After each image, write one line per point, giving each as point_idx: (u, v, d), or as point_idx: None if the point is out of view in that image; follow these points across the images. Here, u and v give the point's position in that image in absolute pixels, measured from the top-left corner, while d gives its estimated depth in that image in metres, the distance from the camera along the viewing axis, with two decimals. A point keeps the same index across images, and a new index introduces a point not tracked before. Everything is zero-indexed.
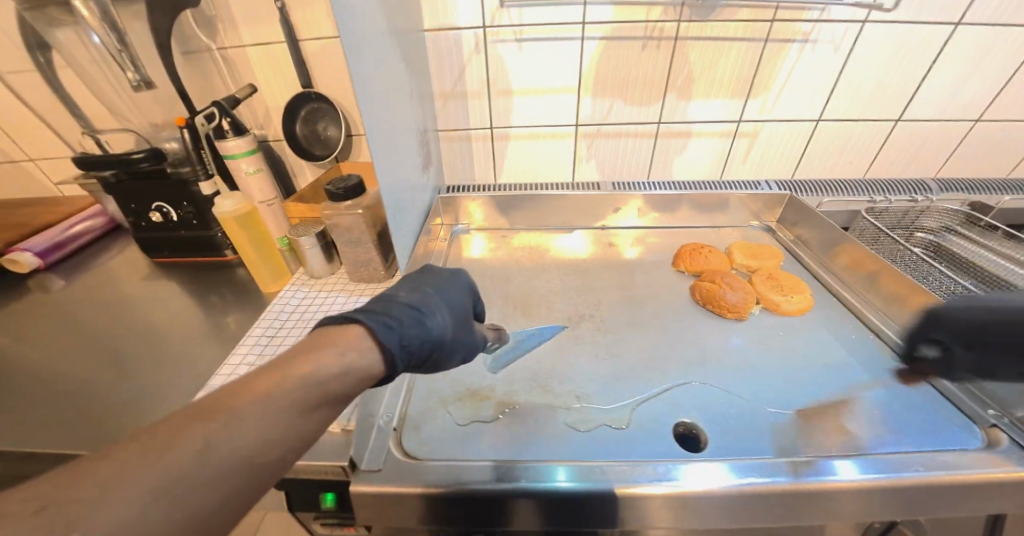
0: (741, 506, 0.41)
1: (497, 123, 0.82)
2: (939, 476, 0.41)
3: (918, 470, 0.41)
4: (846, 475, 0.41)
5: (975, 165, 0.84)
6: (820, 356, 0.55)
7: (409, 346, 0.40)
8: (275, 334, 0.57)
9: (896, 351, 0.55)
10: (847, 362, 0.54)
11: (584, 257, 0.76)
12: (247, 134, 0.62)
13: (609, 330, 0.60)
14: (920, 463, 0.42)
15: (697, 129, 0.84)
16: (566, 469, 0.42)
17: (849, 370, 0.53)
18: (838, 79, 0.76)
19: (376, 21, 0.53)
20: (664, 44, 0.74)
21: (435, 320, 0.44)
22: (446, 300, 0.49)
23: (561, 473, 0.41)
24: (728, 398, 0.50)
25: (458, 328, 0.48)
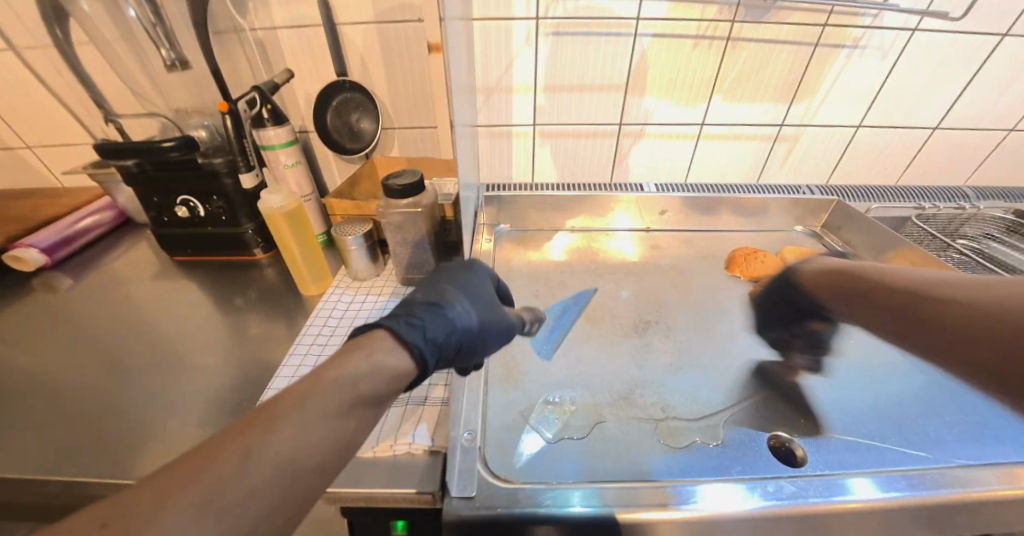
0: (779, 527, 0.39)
1: (540, 119, 0.79)
2: (1006, 490, 0.40)
3: (951, 486, 0.40)
4: (862, 494, 0.39)
5: (1003, 173, 0.86)
6: (897, 364, 0.54)
7: (436, 339, 0.37)
8: (327, 343, 0.52)
9: None
10: (924, 370, 0.53)
11: (634, 259, 0.73)
12: (287, 124, 0.58)
13: (677, 336, 0.58)
14: (947, 479, 0.41)
15: (739, 131, 0.83)
16: (582, 493, 0.38)
17: (929, 378, 0.52)
18: (884, 86, 0.76)
19: None
20: (716, 44, 0.73)
21: (457, 310, 0.41)
22: (467, 289, 0.45)
23: (668, 496, 0.38)
24: (818, 409, 0.48)
25: (486, 313, 0.44)
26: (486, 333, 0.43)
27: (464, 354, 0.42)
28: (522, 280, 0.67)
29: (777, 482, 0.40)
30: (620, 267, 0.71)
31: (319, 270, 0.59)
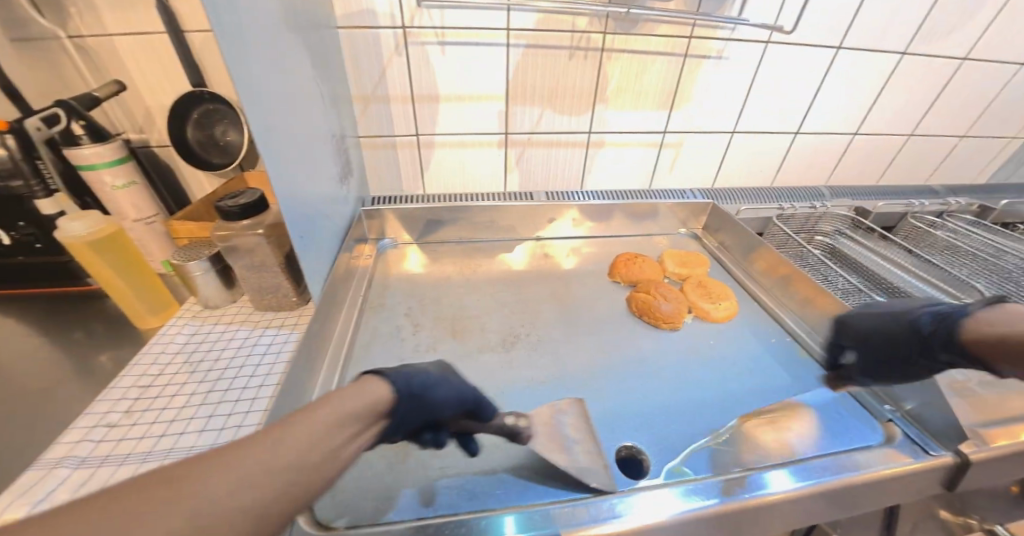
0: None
1: (423, 130, 0.79)
2: (884, 470, 0.42)
3: (826, 472, 0.41)
4: (777, 487, 0.40)
5: (855, 173, 0.96)
6: (749, 364, 0.57)
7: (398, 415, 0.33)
8: (150, 384, 0.45)
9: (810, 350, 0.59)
10: (767, 365, 0.56)
11: (569, 267, 0.74)
12: (110, 140, 0.51)
13: (547, 347, 0.57)
14: (818, 468, 0.42)
15: (625, 139, 0.86)
16: (515, 519, 0.37)
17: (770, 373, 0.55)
18: (747, 94, 0.82)
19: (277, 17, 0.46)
20: (591, 55, 0.74)
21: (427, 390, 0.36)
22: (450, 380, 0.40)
23: (507, 525, 0.37)
24: (669, 412, 0.50)
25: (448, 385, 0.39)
26: (447, 389, 0.38)
27: (415, 418, 0.35)
28: (398, 297, 0.64)
29: (651, 492, 0.40)
30: (506, 277, 0.70)
31: (157, 300, 0.53)
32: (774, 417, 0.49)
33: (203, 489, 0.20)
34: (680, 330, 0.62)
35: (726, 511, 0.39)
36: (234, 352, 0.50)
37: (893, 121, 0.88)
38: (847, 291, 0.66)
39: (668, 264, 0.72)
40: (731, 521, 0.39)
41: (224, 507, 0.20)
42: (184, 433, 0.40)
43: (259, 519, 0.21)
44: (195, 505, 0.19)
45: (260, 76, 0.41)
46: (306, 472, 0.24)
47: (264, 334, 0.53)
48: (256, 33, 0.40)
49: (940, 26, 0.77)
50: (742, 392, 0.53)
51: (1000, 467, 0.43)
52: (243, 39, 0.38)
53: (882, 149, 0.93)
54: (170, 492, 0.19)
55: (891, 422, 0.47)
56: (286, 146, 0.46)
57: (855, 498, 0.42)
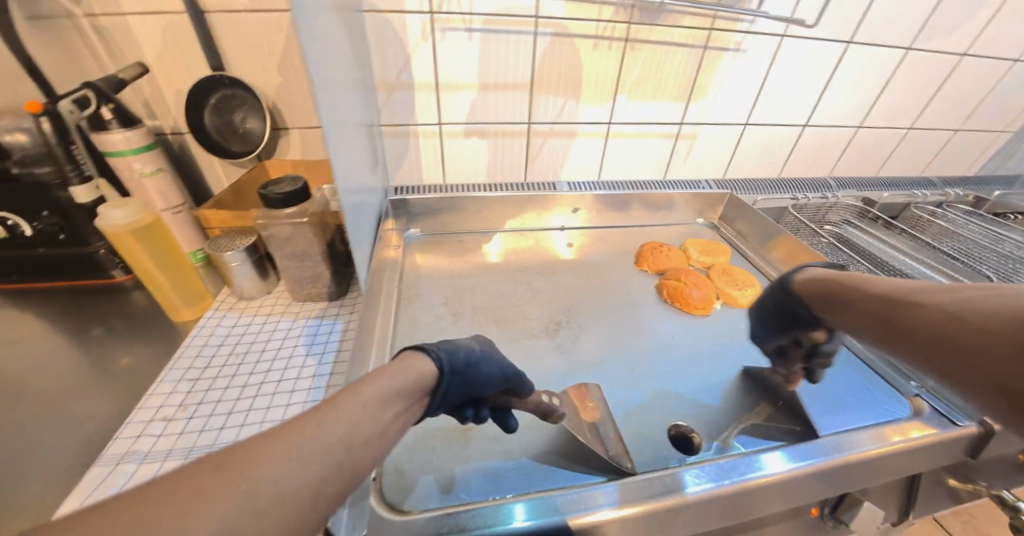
0: (707, 510, 0.40)
1: (446, 119, 0.79)
2: (880, 449, 0.44)
3: (865, 444, 0.44)
4: (775, 467, 0.41)
5: (857, 165, 1.00)
6: None
7: (447, 391, 0.34)
8: (199, 376, 0.44)
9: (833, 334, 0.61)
10: None
11: (569, 258, 0.74)
12: (140, 126, 0.49)
13: (587, 333, 0.58)
14: (857, 441, 0.44)
15: (643, 130, 0.87)
16: (524, 506, 0.37)
17: None
18: (761, 87, 0.84)
19: None
20: (616, 45, 0.75)
21: (478, 367, 0.37)
22: (491, 357, 0.41)
23: (518, 512, 0.37)
24: (712, 393, 0.52)
25: (492, 359, 0.40)
26: (488, 365, 0.39)
27: (461, 392, 0.36)
28: (432, 287, 0.64)
29: (706, 465, 0.41)
30: (536, 266, 0.71)
31: (194, 292, 0.52)
32: (808, 397, 0.52)
33: (259, 474, 0.20)
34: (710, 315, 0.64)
35: (778, 482, 0.41)
36: (281, 342, 0.49)
37: (894, 115, 0.92)
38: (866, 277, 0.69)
39: (692, 252, 0.74)
40: (733, 502, 0.40)
41: (278, 487, 0.21)
42: (245, 425, 0.39)
43: (314, 498, 0.22)
44: (249, 488, 0.20)
45: (324, 68, 0.41)
46: (352, 453, 0.24)
47: (308, 325, 0.52)
48: (317, 18, 0.39)
49: (944, 23, 0.80)
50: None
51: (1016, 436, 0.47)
52: (313, 30, 0.38)
53: (884, 142, 0.97)
54: (220, 481, 0.20)
55: (919, 397, 0.50)
56: (343, 139, 0.46)
57: (889, 467, 0.45)
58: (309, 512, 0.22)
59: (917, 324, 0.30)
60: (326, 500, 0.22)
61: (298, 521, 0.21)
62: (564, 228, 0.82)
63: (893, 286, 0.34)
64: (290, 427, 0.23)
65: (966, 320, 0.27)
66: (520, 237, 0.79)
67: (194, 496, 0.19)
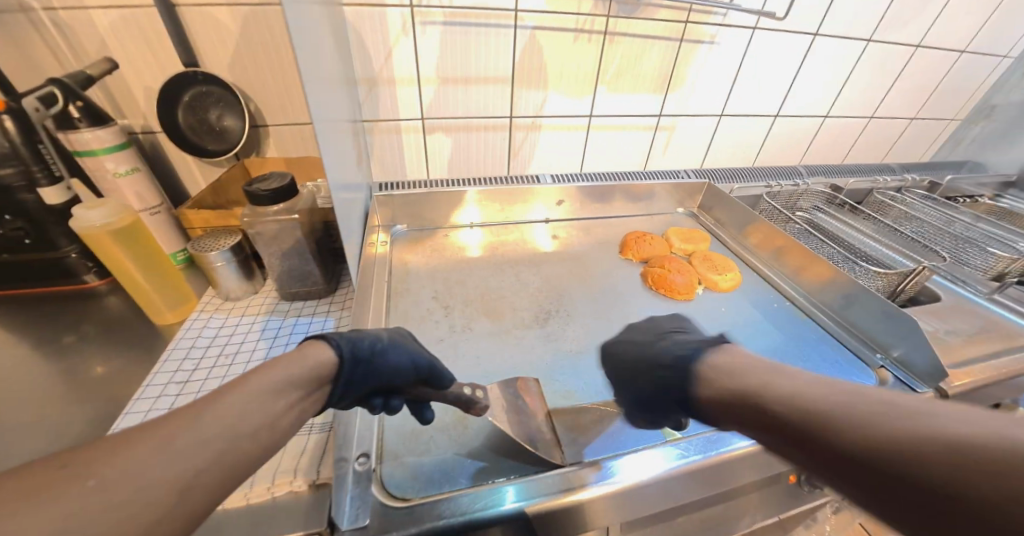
0: (690, 481, 0.42)
1: (429, 113, 0.78)
2: None
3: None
4: (749, 439, 0.44)
5: (825, 154, 1.05)
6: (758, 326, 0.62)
7: (352, 381, 0.36)
8: (188, 378, 0.44)
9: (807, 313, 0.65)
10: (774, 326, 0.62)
11: (552, 250, 0.75)
12: (112, 124, 0.47)
13: (575, 321, 0.60)
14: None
15: (624, 123, 0.89)
16: (513, 490, 0.38)
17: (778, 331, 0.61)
18: (734, 78, 0.88)
19: None
20: (595, 38, 0.76)
21: (383, 357, 0.39)
22: (400, 344, 0.42)
23: (509, 494, 0.38)
24: None
25: (400, 345, 0.42)
26: (397, 353, 0.41)
27: (371, 381, 0.38)
28: (422, 282, 0.65)
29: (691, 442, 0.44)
30: (523, 258, 0.72)
31: (177, 293, 0.50)
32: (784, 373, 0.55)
33: (113, 471, 0.21)
34: (692, 300, 0.66)
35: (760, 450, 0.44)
36: (272, 342, 0.49)
37: (857, 105, 0.97)
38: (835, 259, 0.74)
39: (673, 241, 0.76)
40: (713, 472, 0.43)
41: (145, 476, 0.22)
42: None
43: (188, 489, 0.23)
44: (98, 484, 0.21)
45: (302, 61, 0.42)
46: (238, 445, 0.26)
47: (298, 324, 0.52)
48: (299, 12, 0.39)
49: (900, 17, 0.85)
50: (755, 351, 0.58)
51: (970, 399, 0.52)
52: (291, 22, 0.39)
53: (848, 131, 1.02)
54: (71, 474, 0.21)
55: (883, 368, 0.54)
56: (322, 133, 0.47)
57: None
58: (176, 508, 0.22)
59: (840, 450, 0.27)
60: (204, 495, 0.24)
61: (176, 510, 0.22)
62: (549, 220, 0.84)
63: (790, 399, 0.32)
64: (169, 426, 0.24)
65: (901, 443, 0.25)
66: (511, 229, 0.80)
67: (39, 497, 0.20)
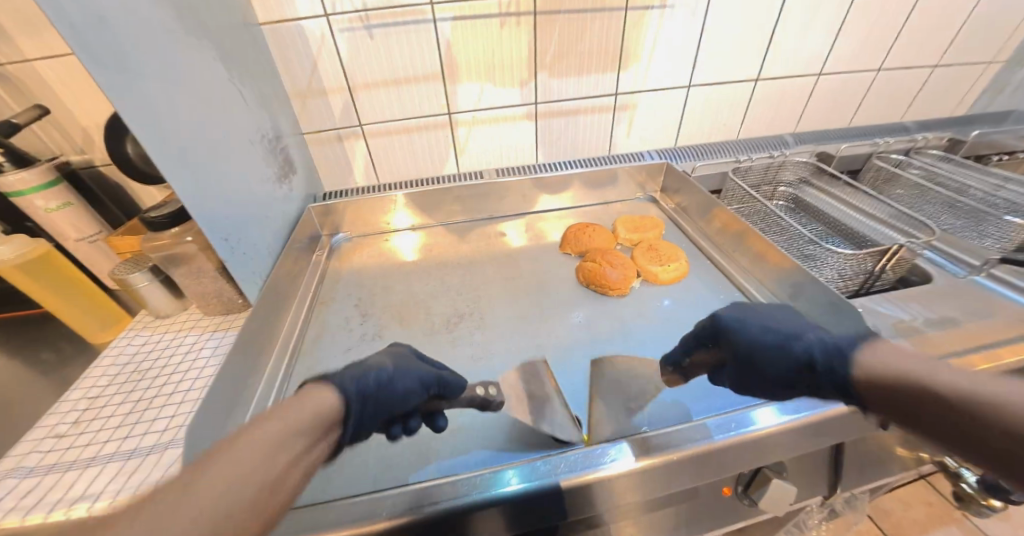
0: (685, 467, 0.40)
1: (365, 119, 0.78)
2: None
3: (795, 408, 0.42)
4: (767, 421, 0.41)
5: (824, 117, 0.92)
6: (695, 323, 0.56)
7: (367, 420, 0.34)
8: (98, 393, 0.47)
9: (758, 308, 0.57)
10: None
11: (556, 240, 0.74)
12: (35, 164, 0.52)
13: (490, 325, 0.58)
14: (771, 411, 0.42)
15: (575, 106, 0.83)
16: (517, 471, 0.38)
17: None
18: (699, 43, 0.78)
19: (174, 25, 0.44)
20: (524, 21, 0.71)
21: (395, 385, 0.37)
22: (408, 367, 0.40)
23: (512, 477, 0.38)
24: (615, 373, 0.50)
25: (407, 365, 0.41)
26: (405, 380, 0.39)
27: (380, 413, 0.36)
28: (350, 290, 0.65)
29: (590, 453, 0.39)
30: (459, 261, 0.71)
31: (104, 317, 0.57)
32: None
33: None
34: (627, 295, 0.61)
35: (657, 468, 0.39)
36: (183, 357, 0.52)
37: (859, 57, 0.84)
38: (805, 241, 0.64)
39: (620, 231, 0.71)
40: (714, 458, 0.40)
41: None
42: (126, 436, 0.42)
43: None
44: None
45: (159, 97, 0.40)
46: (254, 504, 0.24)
47: (212, 338, 0.54)
48: (147, 52, 0.39)
49: None
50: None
51: None
52: (128, 62, 0.37)
53: (851, 88, 0.88)
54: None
55: None
56: (204, 163, 0.46)
57: (796, 441, 0.42)
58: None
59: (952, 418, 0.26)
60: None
61: None
62: (544, 211, 0.81)
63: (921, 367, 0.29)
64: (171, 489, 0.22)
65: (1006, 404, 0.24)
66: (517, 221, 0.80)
67: None
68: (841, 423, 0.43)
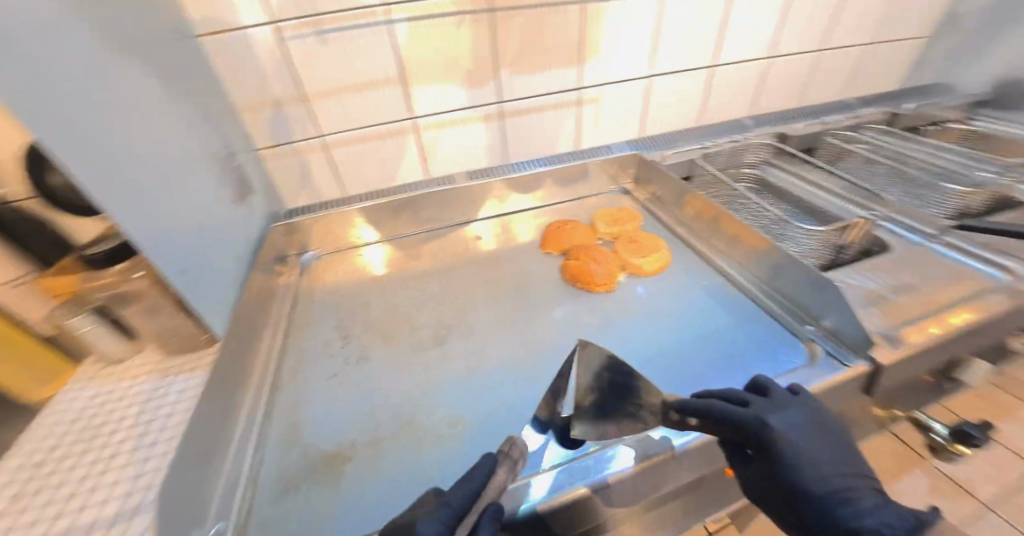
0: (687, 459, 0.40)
1: (325, 130, 0.74)
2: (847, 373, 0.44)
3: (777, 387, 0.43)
4: None
5: (777, 99, 0.96)
6: (682, 312, 0.57)
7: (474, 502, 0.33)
8: (46, 460, 0.42)
9: (740, 290, 0.59)
10: (699, 311, 0.57)
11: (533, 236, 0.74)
12: None
13: (480, 334, 0.56)
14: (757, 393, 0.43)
15: (540, 103, 0.82)
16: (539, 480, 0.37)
17: (702, 316, 0.56)
18: (655, 33, 0.78)
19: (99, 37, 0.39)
20: (481, 19, 0.69)
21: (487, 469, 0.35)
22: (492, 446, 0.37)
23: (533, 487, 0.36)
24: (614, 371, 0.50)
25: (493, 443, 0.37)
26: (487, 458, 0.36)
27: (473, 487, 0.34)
28: (325, 311, 0.61)
29: (597, 454, 0.39)
30: (438, 268, 0.68)
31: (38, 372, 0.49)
32: (707, 362, 0.50)
33: None
34: (613, 290, 0.61)
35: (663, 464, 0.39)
36: (143, 407, 0.47)
37: (802, 40, 0.88)
38: (772, 220, 0.67)
39: (599, 225, 0.70)
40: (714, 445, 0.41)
41: None
42: (83, 507, 0.37)
43: None
44: None
45: (89, 125, 0.35)
46: None
47: (176, 382, 0.49)
48: (70, 69, 0.34)
49: None
50: (675, 341, 0.53)
51: (918, 363, 0.46)
52: (48, 85, 0.32)
53: (798, 70, 0.92)
54: None
55: (813, 341, 0.49)
56: (150, 198, 0.42)
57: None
58: None
59: None
60: None
61: None
62: (515, 211, 0.80)
63: None
64: None
65: None
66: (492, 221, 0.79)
67: None
68: (828, 395, 0.44)
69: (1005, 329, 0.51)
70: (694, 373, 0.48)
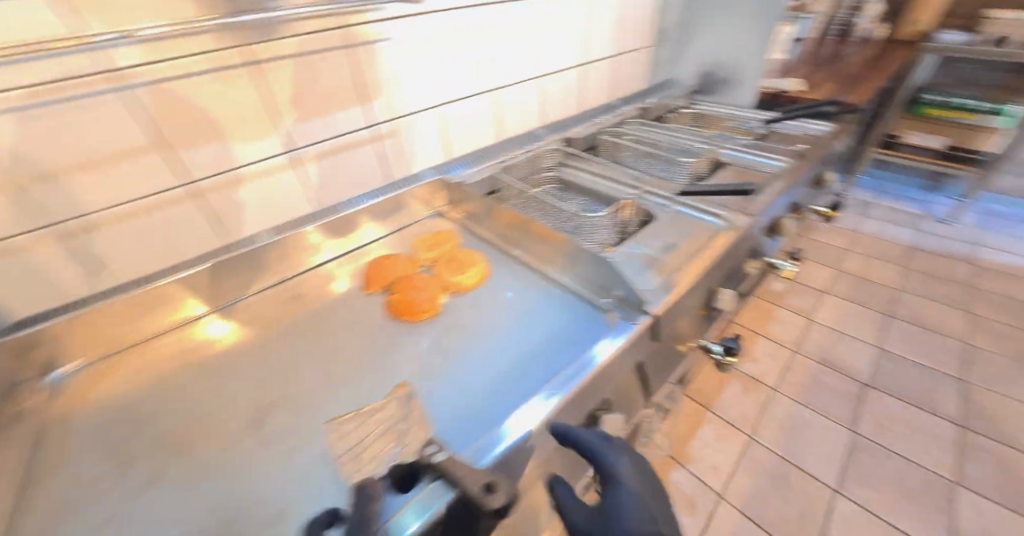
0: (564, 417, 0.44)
1: (49, 220, 0.53)
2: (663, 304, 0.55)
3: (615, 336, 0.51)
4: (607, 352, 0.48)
5: (557, 109, 1.11)
6: (510, 318, 0.59)
7: None
8: None
9: (554, 282, 0.64)
10: (525, 312, 0.60)
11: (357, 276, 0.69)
12: None
13: (306, 404, 0.48)
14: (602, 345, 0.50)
15: (341, 143, 0.76)
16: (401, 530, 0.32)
17: (531, 316, 0.59)
18: (437, 66, 0.83)
19: None
20: (246, 68, 0.61)
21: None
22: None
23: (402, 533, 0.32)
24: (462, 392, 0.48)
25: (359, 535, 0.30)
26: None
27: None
28: (81, 449, 0.45)
29: (483, 442, 0.40)
30: (248, 343, 0.58)
31: None
32: (542, 353, 0.53)
33: None
34: (442, 308, 0.61)
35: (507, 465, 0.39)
36: None
37: (562, 58, 1.03)
38: (569, 219, 0.73)
39: (417, 251, 0.72)
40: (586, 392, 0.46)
41: None
42: None
43: None
44: None
45: None
46: None
47: None
48: None
49: None
50: (512, 343, 0.54)
51: (680, 302, 0.57)
52: None
53: (564, 84, 1.08)
54: None
55: (612, 310, 0.57)
56: None
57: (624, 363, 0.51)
58: None
59: None
60: None
61: None
62: (332, 258, 0.73)
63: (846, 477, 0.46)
64: None
65: None
66: (311, 272, 0.70)
67: None
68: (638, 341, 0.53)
69: (734, 259, 0.68)
70: (533, 367, 0.50)
